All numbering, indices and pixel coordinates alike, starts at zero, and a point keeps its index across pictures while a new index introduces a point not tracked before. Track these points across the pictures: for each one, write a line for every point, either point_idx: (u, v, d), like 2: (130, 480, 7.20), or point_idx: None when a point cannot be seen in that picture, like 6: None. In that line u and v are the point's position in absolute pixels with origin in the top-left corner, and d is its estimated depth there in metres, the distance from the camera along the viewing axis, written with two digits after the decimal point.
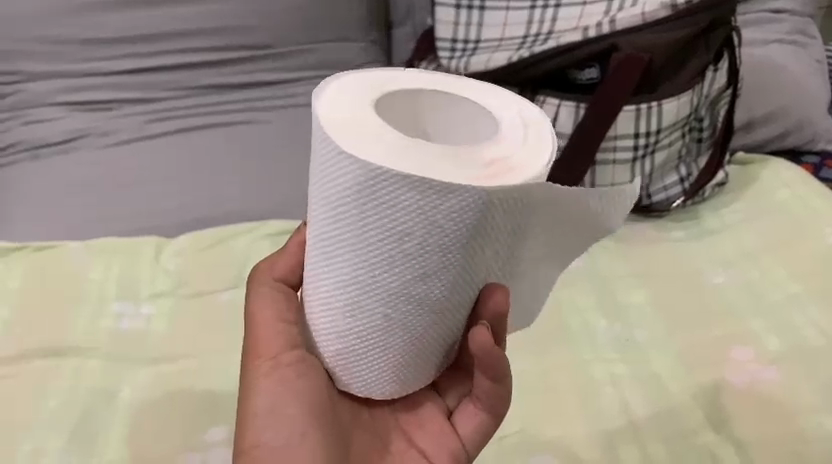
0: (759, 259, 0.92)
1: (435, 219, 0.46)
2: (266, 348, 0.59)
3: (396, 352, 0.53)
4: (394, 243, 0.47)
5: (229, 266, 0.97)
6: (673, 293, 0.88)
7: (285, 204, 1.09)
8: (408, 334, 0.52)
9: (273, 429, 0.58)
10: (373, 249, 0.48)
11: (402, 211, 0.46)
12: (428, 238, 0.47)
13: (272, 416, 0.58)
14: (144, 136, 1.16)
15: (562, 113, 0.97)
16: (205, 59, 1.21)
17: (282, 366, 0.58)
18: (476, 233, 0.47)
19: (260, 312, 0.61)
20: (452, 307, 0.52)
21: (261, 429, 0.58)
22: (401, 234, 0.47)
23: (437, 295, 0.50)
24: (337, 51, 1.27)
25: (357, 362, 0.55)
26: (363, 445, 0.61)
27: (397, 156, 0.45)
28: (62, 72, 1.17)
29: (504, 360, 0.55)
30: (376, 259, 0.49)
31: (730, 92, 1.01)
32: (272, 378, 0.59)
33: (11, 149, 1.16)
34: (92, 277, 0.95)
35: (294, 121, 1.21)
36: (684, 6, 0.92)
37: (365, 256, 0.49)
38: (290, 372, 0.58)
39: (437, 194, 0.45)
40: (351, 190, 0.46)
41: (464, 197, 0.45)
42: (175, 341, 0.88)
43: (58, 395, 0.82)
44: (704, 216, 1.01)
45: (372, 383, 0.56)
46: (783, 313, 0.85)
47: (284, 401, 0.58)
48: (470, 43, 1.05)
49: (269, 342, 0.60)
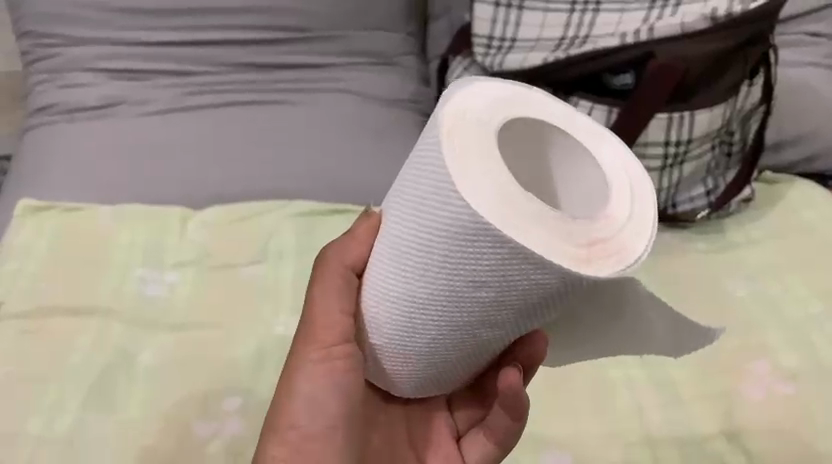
0: (781, 276, 0.93)
1: (519, 283, 0.45)
2: (322, 335, 0.57)
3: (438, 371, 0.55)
4: (469, 283, 0.47)
5: (256, 240, 0.98)
6: (693, 303, 0.89)
7: (313, 185, 1.10)
8: (450, 358, 0.54)
9: (311, 415, 0.58)
10: (451, 283, 0.48)
11: (494, 261, 0.45)
12: (508, 295, 0.46)
13: (313, 402, 0.58)
14: (180, 108, 1.18)
15: (595, 116, 0.98)
16: (243, 37, 1.23)
17: (335, 358, 0.57)
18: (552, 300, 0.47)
19: (320, 298, 0.57)
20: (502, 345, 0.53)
21: (299, 413, 0.58)
22: (482, 283, 0.46)
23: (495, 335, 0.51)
24: (374, 39, 1.28)
25: (395, 367, 0.56)
26: (379, 447, 0.63)
27: (502, 210, 0.44)
28: (105, 40, 1.21)
29: (526, 403, 0.59)
30: (451, 293, 0.48)
31: (763, 109, 1.02)
32: (323, 367, 0.57)
33: (50, 110, 1.19)
34: (121, 240, 0.97)
35: (327, 104, 1.21)
36: (724, 19, 0.92)
37: (442, 287, 0.48)
38: (342, 364, 0.57)
39: (530, 264, 0.44)
40: (450, 228, 0.45)
41: (554, 274, 0.44)
42: (198, 308, 0.89)
43: (83, 352, 0.83)
44: (727, 230, 1.01)
45: (406, 388, 0.57)
46: (803, 330, 0.85)
47: (327, 390, 0.58)
48: (506, 40, 1.05)
49: (327, 329, 0.57)
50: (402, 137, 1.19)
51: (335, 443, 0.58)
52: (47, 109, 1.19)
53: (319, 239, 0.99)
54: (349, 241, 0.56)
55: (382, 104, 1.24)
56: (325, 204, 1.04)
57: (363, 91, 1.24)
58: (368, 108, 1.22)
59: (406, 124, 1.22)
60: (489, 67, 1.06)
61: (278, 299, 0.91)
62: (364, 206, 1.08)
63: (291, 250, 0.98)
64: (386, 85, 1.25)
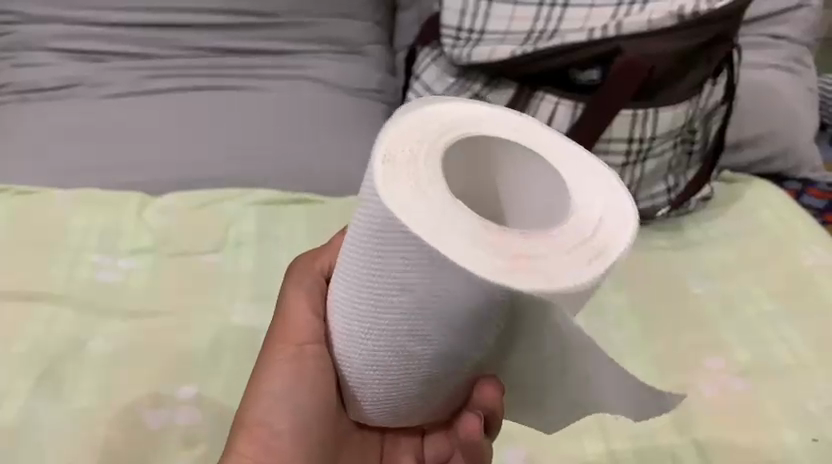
0: (738, 274, 0.94)
1: (441, 289, 0.44)
2: (294, 335, 0.60)
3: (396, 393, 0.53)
4: (410, 304, 0.47)
5: (214, 228, 0.96)
6: (652, 298, 0.90)
7: (275, 172, 1.07)
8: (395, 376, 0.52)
9: (279, 415, 0.59)
10: (383, 288, 0.48)
11: (411, 261, 0.44)
12: (434, 304, 0.45)
13: (286, 402, 0.60)
14: (139, 91, 1.16)
15: (560, 112, 0.98)
16: (208, 21, 1.22)
17: (306, 357, 0.59)
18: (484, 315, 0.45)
19: (294, 298, 0.62)
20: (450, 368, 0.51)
21: (267, 411, 0.60)
22: (406, 288, 0.46)
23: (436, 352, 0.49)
24: (341, 28, 1.26)
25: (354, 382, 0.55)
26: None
27: (429, 218, 0.44)
28: (65, 19, 1.19)
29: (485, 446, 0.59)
30: (382, 297, 0.48)
31: (725, 108, 1.03)
32: (293, 366, 0.59)
33: (3, 90, 1.15)
34: (74, 225, 0.94)
35: (292, 91, 1.20)
36: (691, 17, 0.93)
37: (375, 291, 0.48)
38: (312, 364, 0.59)
39: (445, 267, 0.43)
40: (374, 228, 0.45)
41: (472, 282, 0.43)
42: (153, 296, 0.87)
43: (31, 338, 0.81)
44: (686, 227, 1.03)
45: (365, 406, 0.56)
46: (757, 328, 0.86)
47: (296, 392, 0.59)
48: (475, 32, 1.04)
49: (298, 329, 0.60)
50: (368, 126, 1.17)
51: (303, 444, 0.59)
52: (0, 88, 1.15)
53: (280, 228, 0.98)
54: (326, 250, 0.66)
55: (348, 94, 1.22)
56: (286, 193, 1.03)
57: (328, 79, 1.23)
58: (333, 97, 1.20)
59: (372, 114, 1.20)
60: (457, 58, 1.05)
61: (236, 288, 0.89)
62: (327, 195, 1.06)
63: (251, 239, 0.96)
64: (353, 73, 1.24)
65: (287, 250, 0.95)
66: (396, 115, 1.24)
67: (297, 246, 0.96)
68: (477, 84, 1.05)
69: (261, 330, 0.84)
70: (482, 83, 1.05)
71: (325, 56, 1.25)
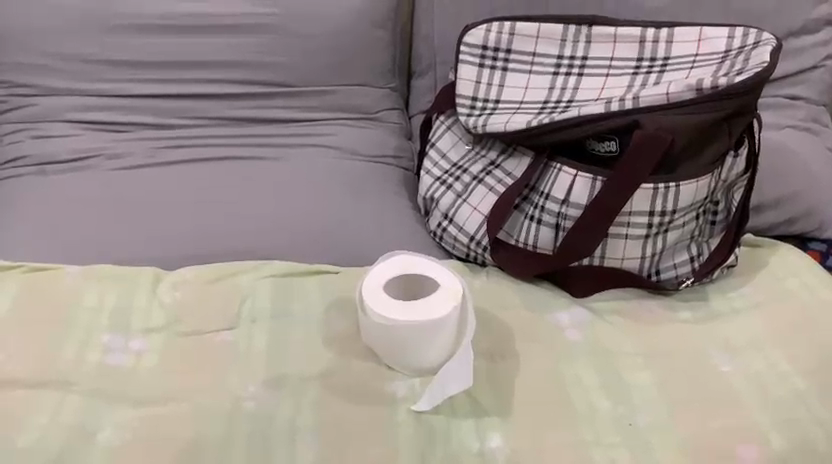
0: (767, 349, 0.91)
1: (438, 345, 0.85)
2: None
3: (372, 324, 0.86)
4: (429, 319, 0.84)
5: (230, 304, 0.95)
6: (679, 375, 0.87)
7: (286, 243, 1.05)
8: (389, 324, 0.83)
9: None
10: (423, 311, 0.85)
11: (452, 333, 0.85)
12: (434, 341, 0.84)
13: None
14: (154, 162, 1.16)
15: (578, 184, 0.96)
16: (221, 90, 1.22)
17: None
18: (409, 365, 0.86)
19: None
20: (391, 350, 0.86)
21: None
22: (434, 336, 0.84)
23: (394, 337, 0.84)
24: (357, 95, 1.27)
25: None
26: None
27: (452, 344, 0.86)
28: (82, 90, 1.20)
29: None
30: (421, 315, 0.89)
31: (748, 177, 1.00)
32: None
33: (21, 162, 1.16)
34: (86, 303, 0.93)
35: (305, 160, 1.19)
36: (711, 91, 0.91)
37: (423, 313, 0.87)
38: None
39: (439, 350, 0.85)
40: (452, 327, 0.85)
41: (444, 354, 0.86)
42: (164, 380, 0.85)
43: (37, 429, 0.78)
44: (711, 297, 1.00)
45: None
46: (791, 411, 0.83)
47: None
48: (490, 102, 1.06)
49: None
50: (382, 191, 1.16)
51: None
52: (16, 160, 1.16)
53: (293, 302, 0.96)
54: None
55: (364, 160, 1.22)
56: (301, 264, 1.01)
57: (343, 145, 1.23)
58: (345, 164, 1.20)
59: (387, 179, 1.19)
60: (472, 128, 1.06)
61: (247, 370, 0.87)
62: (345, 264, 1.04)
63: (265, 316, 0.94)
64: (368, 140, 1.24)
65: (301, 325, 0.93)
66: (413, 181, 1.23)
67: (309, 320, 0.94)
68: (493, 152, 1.07)
69: (274, 417, 0.81)
70: (498, 151, 1.07)
71: (341, 124, 1.27)
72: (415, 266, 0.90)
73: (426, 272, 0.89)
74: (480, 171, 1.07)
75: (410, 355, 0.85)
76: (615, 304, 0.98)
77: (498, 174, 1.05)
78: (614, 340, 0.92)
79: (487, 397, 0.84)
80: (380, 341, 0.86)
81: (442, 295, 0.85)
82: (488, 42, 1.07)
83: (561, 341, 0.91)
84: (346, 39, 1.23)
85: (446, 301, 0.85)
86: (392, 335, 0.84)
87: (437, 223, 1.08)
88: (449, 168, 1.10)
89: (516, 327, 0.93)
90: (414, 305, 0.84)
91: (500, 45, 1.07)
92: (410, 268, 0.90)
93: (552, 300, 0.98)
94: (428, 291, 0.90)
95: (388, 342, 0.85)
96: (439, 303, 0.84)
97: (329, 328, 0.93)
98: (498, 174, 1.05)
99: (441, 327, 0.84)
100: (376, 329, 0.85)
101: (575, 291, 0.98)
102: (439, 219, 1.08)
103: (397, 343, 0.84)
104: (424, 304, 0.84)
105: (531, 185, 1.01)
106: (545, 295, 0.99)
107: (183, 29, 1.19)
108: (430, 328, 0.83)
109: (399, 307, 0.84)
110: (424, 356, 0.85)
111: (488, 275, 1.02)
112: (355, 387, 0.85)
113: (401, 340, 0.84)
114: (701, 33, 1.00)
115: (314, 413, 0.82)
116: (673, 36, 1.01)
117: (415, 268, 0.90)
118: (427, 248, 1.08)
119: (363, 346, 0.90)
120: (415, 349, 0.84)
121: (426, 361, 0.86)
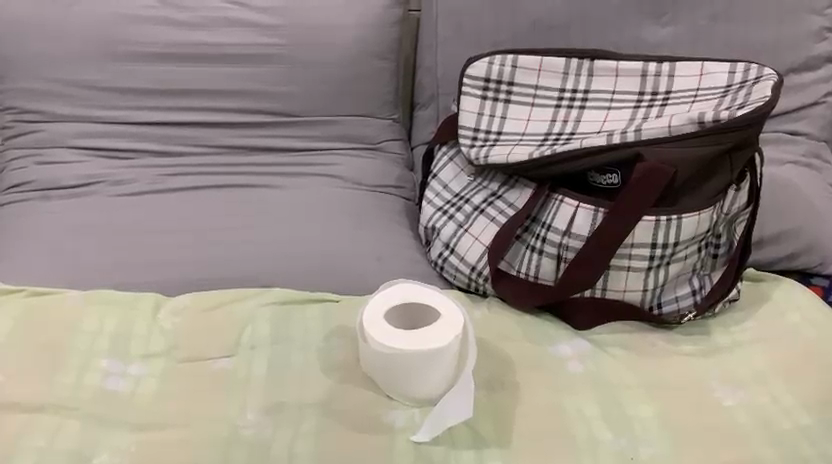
0: (770, 383, 0.90)
1: (437, 375, 0.84)
2: None
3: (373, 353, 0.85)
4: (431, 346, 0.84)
5: (229, 331, 0.94)
6: (682, 408, 0.86)
7: (286, 271, 1.05)
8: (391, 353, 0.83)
9: None
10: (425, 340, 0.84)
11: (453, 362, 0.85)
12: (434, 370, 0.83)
13: None
14: (157, 188, 1.17)
15: (580, 214, 0.96)
16: (226, 119, 1.24)
17: None
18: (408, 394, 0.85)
19: None
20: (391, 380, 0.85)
21: None
22: (435, 365, 0.83)
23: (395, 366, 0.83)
24: (360, 126, 1.28)
25: None
26: None
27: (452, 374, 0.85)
28: (88, 117, 1.21)
29: None
30: None
31: (750, 211, 1.01)
32: None
33: (25, 187, 1.17)
34: (85, 327, 0.92)
35: (307, 189, 1.20)
36: (712, 124, 0.92)
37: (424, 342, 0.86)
38: None
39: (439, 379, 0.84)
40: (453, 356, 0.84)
41: (443, 384, 0.85)
42: (161, 405, 0.84)
43: (31, 454, 0.77)
44: (713, 330, 0.99)
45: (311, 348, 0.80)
46: (795, 446, 0.82)
47: None
48: (492, 133, 1.07)
49: None
50: (383, 220, 1.16)
51: None
52: (20, 185, 1.17)
53: (293, 330, 0.95)
54: None
55: (365, 190, 1.22)
56: (302, 292, 1.01)
57: (345, 174, 1.24)
58: (347, 193, 1.20)
59: (389, 208, 1.20)
60: (474, 159, 1.07)
61: (246, 396, 0.86)
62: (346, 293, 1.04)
63: (265, 343, 0.93)
64: (369, 170, 1.25)
65: (299, 352, 0.92)
66: (414, 211, 1.23)
67: (309, 348, 0.93)
68: (494, 184, 1.07)
69: (271, 445, 0.80)
70: (499, 183, 1.07)
71: (344, 153, 1.27)
72: (416, 294, 0.89)
73: (427, 300, 0.89)
74: (481, 201, 1.07)
75: (409, 385, 0.84)
76: (617, 337, 0.97)
77: (499, 205, 1.05)
78: (616, 372, 0.91)
79: (488, 428, 0.83)
80: (380, 370, 0.85)
81: (444, 323, 0.85)
82: (490, 75, 1.09)
83: (562, 372, 0.91)
84: (352, 70, 1.25)
85: (447, 329, 0.84)
86: (392, 363, 0.83)
87: (438, 252, 1.08)
88: (451, 198, 1.11)
89: (517, 357, 0.92)
90: (416, 333, 0.83)
91: (502, 78, 1.08)
92: (411, 296, 0.89)
93: (554, 331, 0.97)
94: (427, 320, 0.90)
95: (389, 372, 0.84)
96: (442, 330, 0.84)
97: (329, 356, 0.92)
98: (499, 205, 1.05)
99: (444, 356, 0.83)
100: (377, 358, 0.85)
101: (576, 322, 0.98)
102: (440, 249, 1.08)
103: (397, 372, 0.83)
104: (427, 332, 0.83)
105: (532, 216, 1.01)
106: (546, 326, 0.98)
107: (190, 59, 1.21)
108: (433, 356, 0.82)
109: (401, 335, 0.83)
110: (424, 386, 0.84)
111: (489, 304, 1.02)
112: (354, 416, 0.84)
113: (402, 369, 0.83)
114: (702, 68, 1.01)
115: (312, 441, 0.81)
116: (674, 70, 1.02)
117: (415, 297, 0.89)
118: (427, 278, 1.08)
119: (363, 374, 0.89)
120: (415, 380, 0.83)
121: (425, 391, 0.85)
